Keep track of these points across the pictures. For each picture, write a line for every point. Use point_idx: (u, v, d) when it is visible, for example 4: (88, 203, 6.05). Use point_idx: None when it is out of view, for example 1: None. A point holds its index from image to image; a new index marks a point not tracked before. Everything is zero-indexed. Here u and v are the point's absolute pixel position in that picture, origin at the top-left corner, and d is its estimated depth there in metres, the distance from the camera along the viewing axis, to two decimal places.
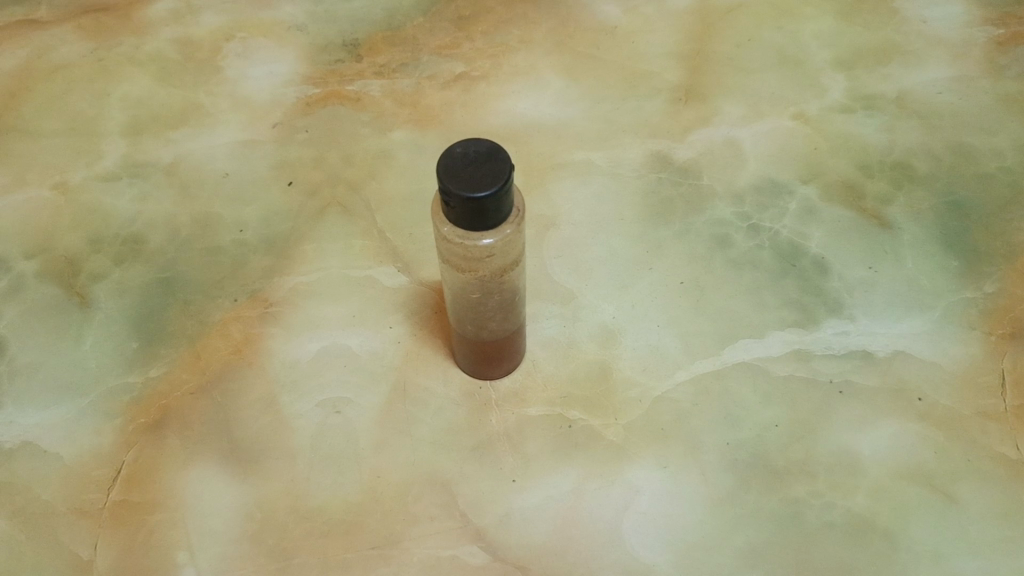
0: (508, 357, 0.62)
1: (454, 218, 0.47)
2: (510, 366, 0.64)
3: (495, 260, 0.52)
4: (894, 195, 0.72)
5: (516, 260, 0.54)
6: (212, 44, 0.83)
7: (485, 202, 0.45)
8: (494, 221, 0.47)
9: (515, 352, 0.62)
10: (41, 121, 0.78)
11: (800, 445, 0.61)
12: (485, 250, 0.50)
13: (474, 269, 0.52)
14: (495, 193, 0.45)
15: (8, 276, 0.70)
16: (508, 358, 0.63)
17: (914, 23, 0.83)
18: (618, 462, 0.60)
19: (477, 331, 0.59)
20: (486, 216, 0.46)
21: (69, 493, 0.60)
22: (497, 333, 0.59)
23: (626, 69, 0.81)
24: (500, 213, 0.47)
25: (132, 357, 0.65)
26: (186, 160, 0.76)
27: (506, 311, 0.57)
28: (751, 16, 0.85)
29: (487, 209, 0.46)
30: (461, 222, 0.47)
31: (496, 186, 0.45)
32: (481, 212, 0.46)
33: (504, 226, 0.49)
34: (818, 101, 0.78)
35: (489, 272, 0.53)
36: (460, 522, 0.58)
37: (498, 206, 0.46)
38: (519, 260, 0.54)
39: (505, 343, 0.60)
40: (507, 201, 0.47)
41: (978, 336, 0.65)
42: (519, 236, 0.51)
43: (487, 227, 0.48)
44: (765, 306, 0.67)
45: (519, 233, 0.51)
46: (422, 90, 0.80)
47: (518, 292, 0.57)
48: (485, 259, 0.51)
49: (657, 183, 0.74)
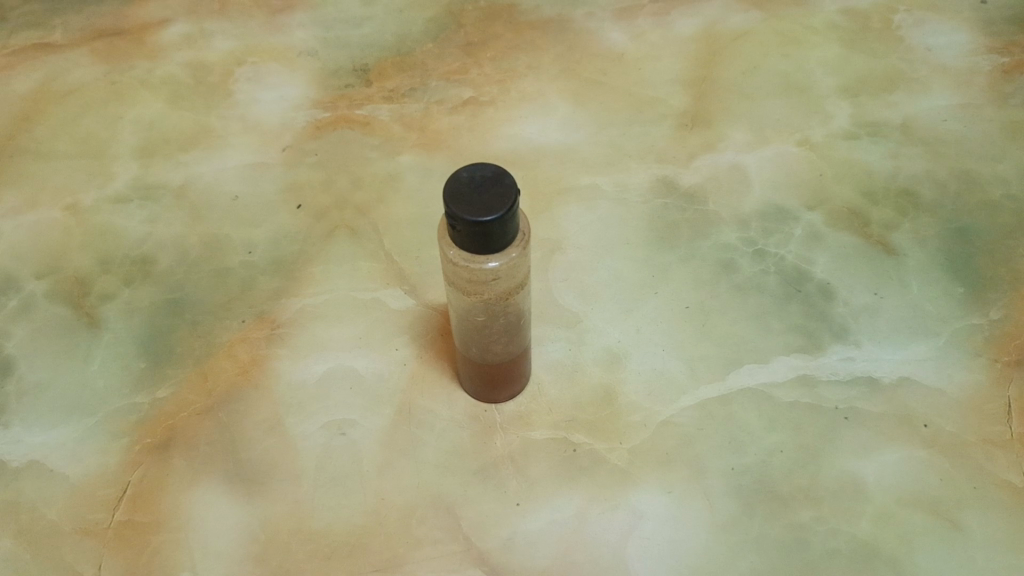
0: (513, 381, 0.63)
1: (460, 242, 0.47)
2: (516, 389, 0.64)
3: (501, 283, 0.52)
4: (900, 222, 0.73)
5: (523, 283, 0.54)
6: (224, 69, 0.85)
7: (491, 226, 0.46)
8: (500, 245, 0.48)
9: (519, 375, 0.63)
10: (53, 143, 0.79)
11: (805, 470, 0.61)
12: (490, 273, 0.50)
13: (480, 292, 0.53)
14: (502, 221, 0.46)
15: (18, 295, 0.70)
16: (514, 381, 0.63)
17: (918, 51, 0.84)
18: (622, 486, 0.60)
19: (482, 355, 0.59)
20: (490, 240, 0.47)
21: (74, 513, 0.60)
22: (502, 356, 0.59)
23: (633, 96, 0.82)
24: (505, 238, 0.48)
25: (140, 378, 0.66)
26: (196, 182, 0.77)
27: (510, 335, 0.58)
28: (757, 43, 0.85)
29: (492, 233, 0.46)
30: (467, 245, 0.47)
31: (502, 211, 0.45)
32: (486, 236, 0.46)
33: (510, 249, 0.49)
34: (823, 127, 0.79)
35: (495, 295, 0.53)
36: (463, 545, 0.58)
37: (503, 230, 0.47)
38: (524, 285, 0.54)
39: (510, 367, 0.61)
40: (513, 226, 0.47)
41: (984, 363, 0.65)
42: (524, 260, 0.51)
43: (492, 252, 0.48)
44: (770, 332, 0.67)
45: (526, 256, 0.51)
46: (430, 115, 0.80)
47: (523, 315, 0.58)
48: (490, 282, 0.51)
49: (663, 208, 0.74)
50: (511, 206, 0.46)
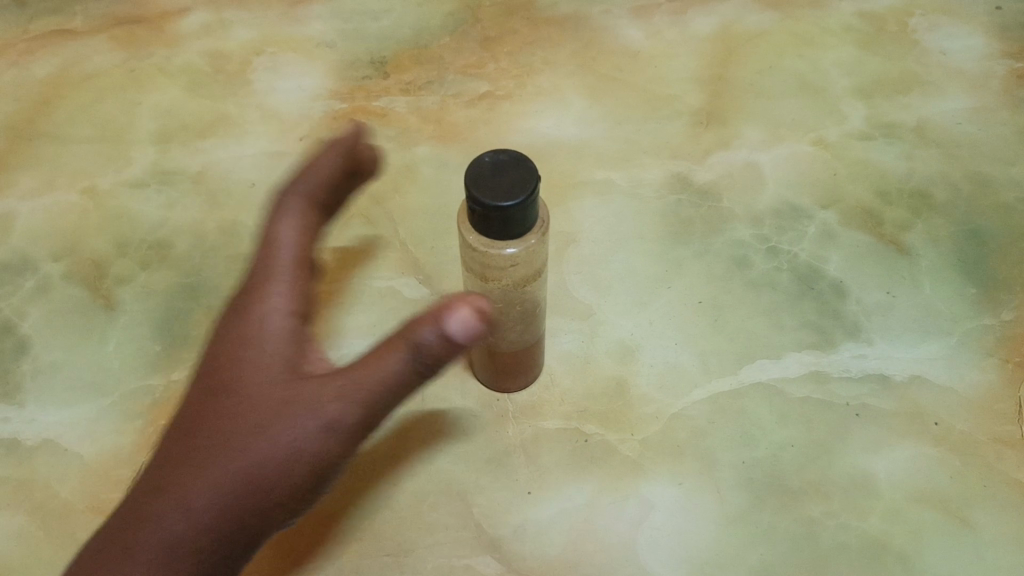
0: (527, 369, 0.63)
1: (480, 225, 0.48)
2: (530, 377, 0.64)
3: (518, 271, 0.53)
4: (913, 222, 0.73)
5: (538, 270, 0.54)
6: (242, 58, 0.85)
7: (510, 212, 0.46)
8: (519, 230, 0.48)
9: (533, 363, 0.63)
10: (72, 127, 0.80)
11: (816, 465, 0.61)
12: (509, 261, 0.51)
13: (497, 280, 0.53)
14: (522, 206, 0.46)
15: (36, 276, 0.71)
16: (528, 369, 0.63)
17: (933, 54, 0.84)
18: (633, 477, 0.61)
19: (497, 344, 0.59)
20: (510, 225, 0.47)
21: (88, 492, 0.61)
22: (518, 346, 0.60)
23: (649, 93, 0.82)
24: (525, 222, 0.48)
25: (155, 360, 0.66)
26: (214, 169, 0.77)
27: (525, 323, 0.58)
28: (774, 43, 0.85)
29: (512, 219, 0.46)
30: (486, 230, 0.48)
31: (523, 197, 0.46)
32: (506, 221, 0.47)
33: (528, 236, 0.49)
34: (838, 128, 0.79)
35: (511, 282, 0.54)
36: (474, 532, 0.58)
37: (522, 216, 0.47)
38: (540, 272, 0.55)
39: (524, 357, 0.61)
40: (533, 211, 0.48)
41: (996, 363, 0.65)
42: (542, 247, 0.52)
43: (511, 237, 0.48)
44: (783, 328, 0.67)
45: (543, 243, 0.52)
46: (447, 108, 0.81)
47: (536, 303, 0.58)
48: (508, 270, 0.52)
49: (677, 204, 0.74)
50: (531, 193, 0.46)
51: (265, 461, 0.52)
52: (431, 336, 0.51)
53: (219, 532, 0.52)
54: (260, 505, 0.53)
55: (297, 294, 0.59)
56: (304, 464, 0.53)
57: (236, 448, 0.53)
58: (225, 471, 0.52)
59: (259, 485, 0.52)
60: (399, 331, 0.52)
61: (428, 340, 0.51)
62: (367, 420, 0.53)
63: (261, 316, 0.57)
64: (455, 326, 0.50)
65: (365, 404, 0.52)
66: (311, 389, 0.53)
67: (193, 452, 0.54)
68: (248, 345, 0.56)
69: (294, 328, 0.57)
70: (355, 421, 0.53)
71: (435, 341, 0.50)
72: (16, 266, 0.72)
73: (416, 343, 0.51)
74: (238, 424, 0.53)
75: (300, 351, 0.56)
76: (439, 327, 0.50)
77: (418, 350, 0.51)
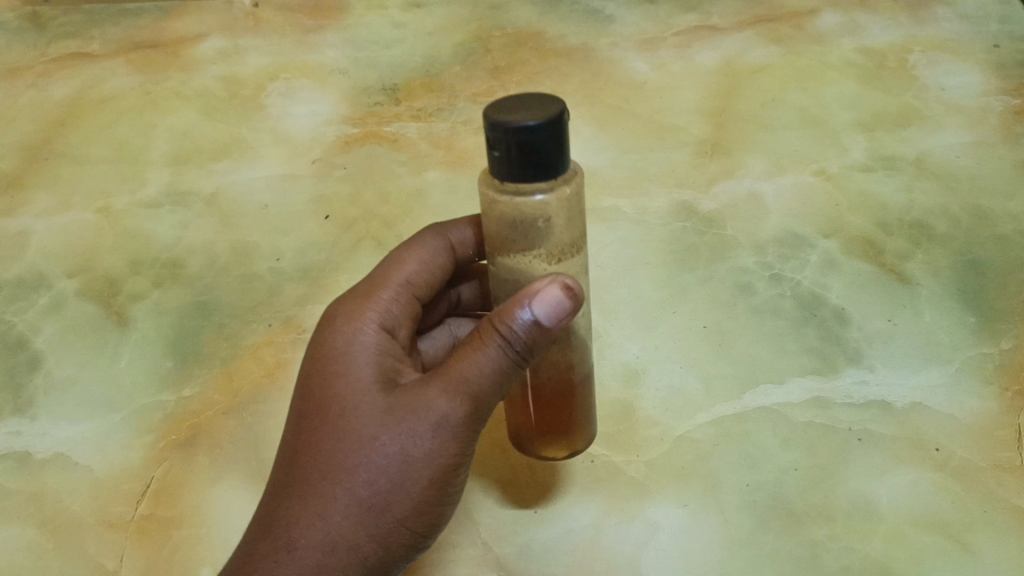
0: (570, 433, 0.55)
1: (500, 165, 0.44)
2: (571, 448, 0.56)
3: (552, 236, 0.47)
4: (913, 253, 0.74)
5: (575, 243, 0.49)
6: (257, 83, 0.87)
7: (535, 133, 0.42)
8: (552, 167, 0.43)
9: (586, 434, 0.56)
10: (89, 147, 0.81)
11: (819, 489, 0.61)
12: (538, 209, 0.46)
13: (527, 246, 0.48)
14: (552, 127, 0.42)
15: (49, 292, 0.72)
16: (569, 433, 0.55)
17: (933, 90, 0.86)
18: (639, 498, 0.62)
19: (535, 370, 0.53)
20: (536, 156, 0.43)
21: (97, 507, 0.61)
22: (554, 378, 0.53)
23: (654, 123, 0.84)
24: (559, 159, 0.44)
25: (167, 376, 0.67)
26: (227, 191, 0.79)
27: (564, 342, 0.52)
28: (775, 77, 0.87)
29: (537, 145, 0.42)
30: (510, 168, 0.43)
31: (547, 117, 0.42)
32: (530, 149, 0.42)
33: (561, 183, 0.45)
34: (839, 159, 0.81)
35: (545, 254, 0.48)
36: (480, 551, 0.60)
37: (550, 146, 0.43)
38: (577, 250, 0.49)
39: (560, 404, 0.54)
40: (566, 151, 0.44)
41: (995, 391, 0.66)
42: (575, 205, 0.47)
43: (539, 176, 0.44)
44: (786, 353, 0.68)
45: (576, 198, 0.47)
46: (457, 134, 0.82)
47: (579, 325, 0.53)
48: (539, 226, 0.46)
49: (683, 231, 0.76)
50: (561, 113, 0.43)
51: (378, 477, 0.47)
52: (526, 321, 0.46)
53: (342, 564, 0.47)
54: (384, 523, 0.47)
55: (393, 308, 0.55)
56: (421, 480, 0.47)
57: (339, 470, 0.47)
58: (336, 494, 0.46)
59: (379, 500, 0.47)
60: (493, 319, 0.47)
61: (523, 322, 0.46)
62: (480, 418, 0.48)
63: (352, 329, 0.52)
64: (543, 305, 0.46)
65: (479, 403, 0.47)
66: (415, 392, 0.48)
67: (290, 481, 0.48)
68: (336, 359, 0.51)
69: (388, 340, 0.53)
70: (468, 425, 0.47)
71: (532, 323, 0.46)
72: (30, 283, 0.73)
73: (510, 328, 0.46)
74: (337, 438, 0.47)
75: (396, 363, 0.52)
76: (535, 307, 0.46)
77: (513, 335, 0.47)
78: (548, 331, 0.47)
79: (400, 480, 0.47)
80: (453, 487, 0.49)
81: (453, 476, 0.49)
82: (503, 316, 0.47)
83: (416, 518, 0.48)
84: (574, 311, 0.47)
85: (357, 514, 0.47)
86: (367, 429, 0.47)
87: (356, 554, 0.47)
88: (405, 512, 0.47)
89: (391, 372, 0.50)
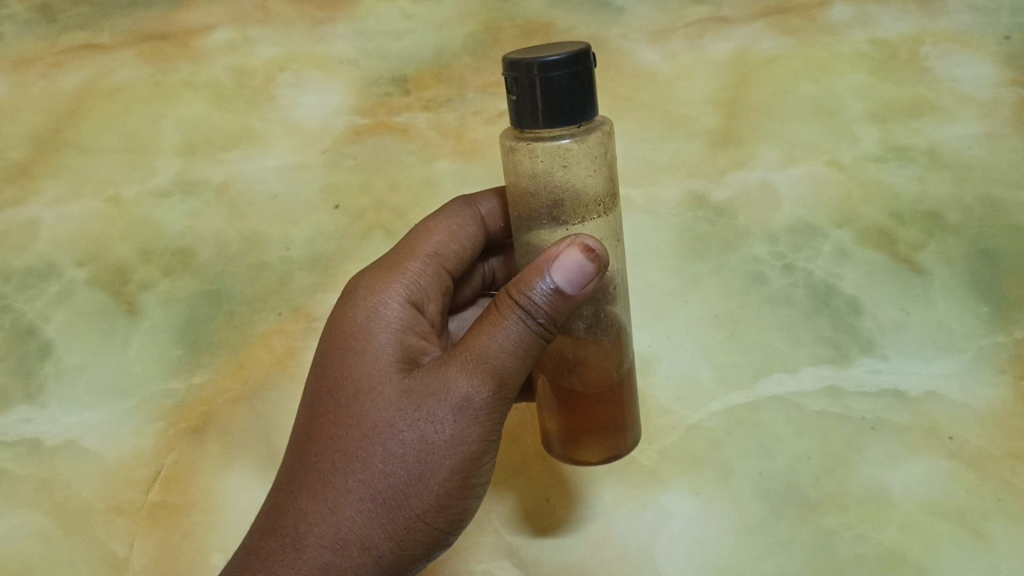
0: (606, 434, 0.54)
1: (523, 110, 0.46)
2: (608, 450, 0.55)
3: (575, 190, 0.49)
4: (926, 242, 0.73)
5: (601, 204, 0.50)
6: (266, 75, 0.83)
7: (556, 71, 0.44)
8: (577, 111, 0.45)
9: (624, 430, 0.55)
10: (97, 136, 0.80)
11: (834, 476, 0.63)
12: (560, 156, 0.47)
13: (550, 196, 0.49)
14: (573, 65, 0.44)
15: (60, 281, 0.73)
16: (607, 434, 0.54)
17: (945, 81, 0.81)
18: (652, 486, 0.64)
19: (563, 361, 0.52)
20: (557, 96, 0.45)
21: (109, 493, 0.65)
22: (584, 369, 0.52)
23: (664, 114, 0.80)
24: (583, 106, 0.46)
25: (178, 363, 0.69)
26: (237, 181, 0.78)
27: (593, 326, 0.52)
28: (789, 68, 0.82)
29: (557, 85, 0.44)
30: (531, 109, 0.45)
31: (569, 57, 0.44)
32: (550, 88, 0.44)
33: (588, 132, 0.47)
34: (852, 149, 0.78)
35: (566, 209, 0.49)
36: (495, 537, 0.63)
37: (573, 88, 0.45)
38: (603, 214, 0.50)
39: (593, 401, 0.53)
40: (592, 98, 0.46)
41: (1009, 380, 0.66)
42: (599, 159, 0.48)
43: (563, 122, 0.45)
44: (799, 342, 0.68)
45: (600, 153, 0.48)
46: (466, 124, 0.80)
47: (610, 308, 0.52)
48: (560, 175, 0.48)
49: (694, 221, 0.75)
50: (583, 53, 0.45)
51: (396, 465, 0.46)
52: (545, 291, 0.46)
53: (357, 563, 0.46)
54: (402, 516, 0.46)
55: (420, 282, 0.57)
56: (441, 470, 0.47)
57: (357, 458, 0.46)
58: (352, 484, 0.46)
59: (397, 491, 0.46)
60: (511, 291, 0.47)
61: (543, 292, 0.46)
62: (503, 401, 0.48)
63: (375, 305, 0.53)
64: (563, 272, 0.46)
65: (499, 383, 0.47)
66: (434, 375, 0.48)
67: (305, 471, 0.47)
68: (358, 338, 0.51)
69: (411, 315, 0.54)
70: (489, 408, 0.47)
71: (551, 291, 0.46)
72: (40, 271, 0.74)
73: (529, 299, 0.46)
74: (356, 424, 0.47)
75: (418, 341, 0.52)
76: (553, 275, 0.46)
77: (533, 306, 0.46)
78: (570, 300, 0.47)
79: (419, 469, 0.46)
80: (476, 480, 0.48)
81: (477, 470, 0.48)
82: (522, 287, 0.47)
83: (436, 513, 0.47)
84: (597, 276, 0.46)
85: (372, 508, 0.46)
86: (385, 415, 0.47)
87: (372, 553, 0.46)
88: (425, 505, 0.47)
89: (413, 353, 0.51)
